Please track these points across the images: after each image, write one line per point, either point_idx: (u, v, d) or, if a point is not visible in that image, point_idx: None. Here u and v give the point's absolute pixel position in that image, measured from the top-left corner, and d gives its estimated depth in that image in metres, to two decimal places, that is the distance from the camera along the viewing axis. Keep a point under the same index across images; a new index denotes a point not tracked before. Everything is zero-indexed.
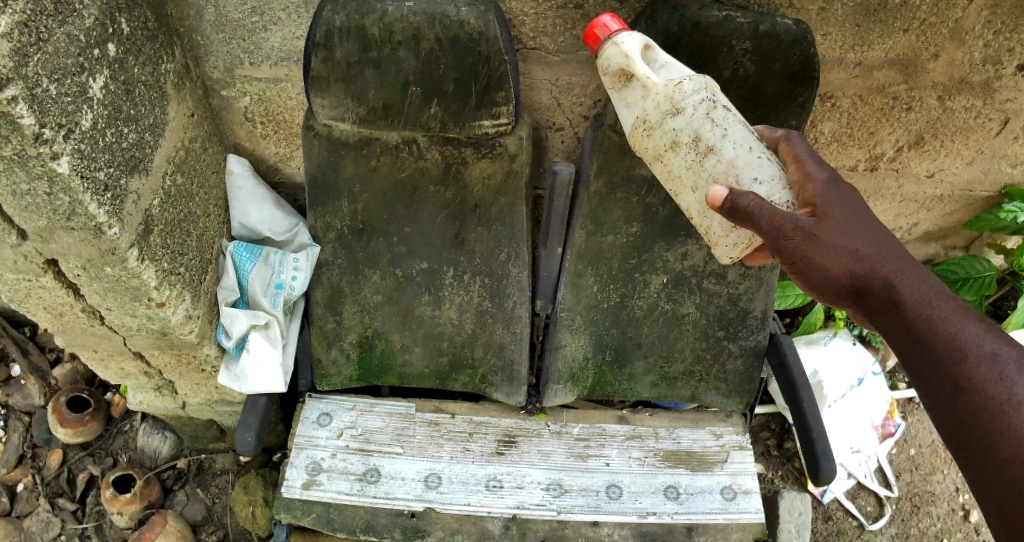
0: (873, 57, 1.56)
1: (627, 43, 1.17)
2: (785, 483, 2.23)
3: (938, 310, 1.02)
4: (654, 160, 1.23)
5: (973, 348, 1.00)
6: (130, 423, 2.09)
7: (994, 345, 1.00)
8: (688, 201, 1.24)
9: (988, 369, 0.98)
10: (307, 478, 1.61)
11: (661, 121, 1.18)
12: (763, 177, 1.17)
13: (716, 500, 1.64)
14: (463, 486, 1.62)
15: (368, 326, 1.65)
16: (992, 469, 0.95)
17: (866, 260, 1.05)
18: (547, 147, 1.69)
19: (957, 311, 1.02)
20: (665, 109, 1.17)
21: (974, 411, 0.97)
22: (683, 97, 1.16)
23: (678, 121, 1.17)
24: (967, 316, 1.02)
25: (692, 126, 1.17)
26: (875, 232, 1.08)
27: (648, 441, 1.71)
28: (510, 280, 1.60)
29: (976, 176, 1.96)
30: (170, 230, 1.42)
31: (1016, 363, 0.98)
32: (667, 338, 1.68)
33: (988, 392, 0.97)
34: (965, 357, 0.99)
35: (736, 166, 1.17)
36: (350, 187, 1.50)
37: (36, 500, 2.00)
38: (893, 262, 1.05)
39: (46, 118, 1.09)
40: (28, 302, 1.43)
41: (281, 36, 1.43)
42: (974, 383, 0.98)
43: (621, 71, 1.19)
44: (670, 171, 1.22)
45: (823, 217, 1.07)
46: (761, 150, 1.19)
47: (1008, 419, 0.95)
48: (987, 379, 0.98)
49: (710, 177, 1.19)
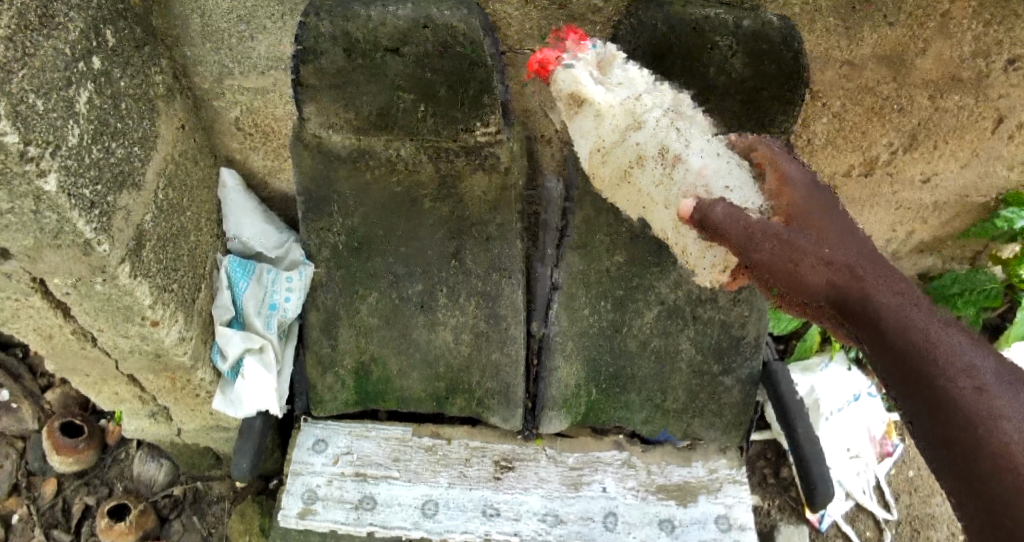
0: (862, 55, 1.56)
1: (577, 71, 1.32)
2: (782, 515, 2.19)
3: (916, 320, 0.90)
4: (625, 178, 1.32)
5: (953, 359, 0.88)
6: (125, 450, 2.03)
7: (975, 356, 0.88)
8: (661, 217, 1.31)
9: (973, 382, 0.86)
10: (303, 507, 1.58)
11: (625, 137, 1.26)
12: (734, 185, 1.12)
13: (710, 531, 1.60)
14: (460, 512, 1.59)
15: (363, 350, 1.62)
16: (981, 489, 0.83)
17: (838, 267, 0.95)
18: (538, 158, 1.63)
19: (936, 321, 0.91)
20: (626, 123, 1.25)
21: (959, 427, 0.85)
22: (642, 111, 1.24)
23: (642, 134, 1.24)
24: (946, 325, 0.91)
25: (654, 138, 1.23)
26: (847, 237, 0.98)
27: (641, 473, 1.67)
28: (504, 300, 1.57)
29: (971, 181, 1.95)
30: (163, 245, 1.40)
31: (997, 373, 0.87)
32: (659, 376, 1.65)
33: (973, 409, 0.85)
34: (947, 371, 0.87)
35: (706, 175, 1.17)
36: (343, 200, 1.48)
37: (31, 531, 1.96)
38: (869, 272, 0.95)
39: (31, 135, 1.07)
40: (16, 323, 1.40)
41: (267, 43, 1.42)
42: (964, 398, 0.86)
43: (571, 94, 1.32)
44: (642, 188, 1.30)
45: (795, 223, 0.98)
46: (731, 158, 1.17)
47: (992, 436, 0.83)
48: (975, 394, 0.85)
49: (680, 189, 1.21)
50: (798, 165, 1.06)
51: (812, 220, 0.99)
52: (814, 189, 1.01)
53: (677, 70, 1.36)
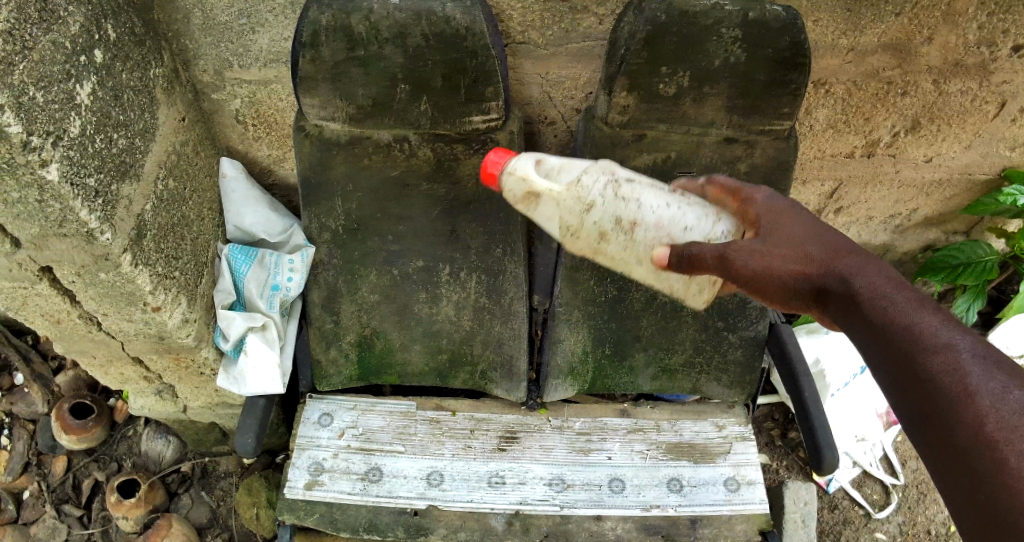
0: (866, 42, 1.56)
1: (520, 169, 1.20)
2: (790, 473, 2.11)
3: (893, 302, 0.96)
4: (596, 256, 1.24)
5: (933, 336, 0.92)
6: (134, 428, 2.10)
7: (957, 335, 0.92)
8: (641, 274, 1.24)
9: (946, 360, 0.90)
10: (310, 479, 1.56)
11: (581, 220, 1.19)
12: (692, 223, 1.18)
13: (720, 492, 1.58)
14: (465, 483, 1.57)
15: (365, 325, 1.63)
16: (956, 457, 0.87)
17: (812, 262, 1.03)
18: (539, 142, 1.69)
19: (910, 302, 0.96)
20: (579, 209, 1.18)
21: (931, 396, 0.90)
22: (587, 193, 1.18)
23: (596, 214, 1.18)
24: (930, 309, 0.95)
25: (609, 211, 1.18)
26: (812, 237, 1.05)
27: (650, 434, 1.66)
28: (506, 276, 1.59)
29: (974, 160, 1.87)
30: (164, 235, 1.42)
31: (974, 351, 0.90)
32: (667, 329, 1.65)
33: (947, 385, 0.89)
34: (926, 348, 0.92)
35: (664, 225, 1.17)
36: (342, 187, 1.50)
37: (42, 507, 2.02)
38: (848, 259, 1.02)
39: (33, 126, 1.09)
40: (25, 310, 1.44)
41: (269, 37, 1.47)
42: (934, 355, 0.91)
43: (525, 194, 1.21)
44: (612, 259, 1.23)
45: (768, 233, 1.06)
46: (676, 200, 1.20)
47: (971, 407, 0.86)
48: (944, 368, 0.90)
49: (649, 247, 1.18)
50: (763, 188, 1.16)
51: (783, 229, 1.06)
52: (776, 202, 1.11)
53: (673, 60, 1.33)
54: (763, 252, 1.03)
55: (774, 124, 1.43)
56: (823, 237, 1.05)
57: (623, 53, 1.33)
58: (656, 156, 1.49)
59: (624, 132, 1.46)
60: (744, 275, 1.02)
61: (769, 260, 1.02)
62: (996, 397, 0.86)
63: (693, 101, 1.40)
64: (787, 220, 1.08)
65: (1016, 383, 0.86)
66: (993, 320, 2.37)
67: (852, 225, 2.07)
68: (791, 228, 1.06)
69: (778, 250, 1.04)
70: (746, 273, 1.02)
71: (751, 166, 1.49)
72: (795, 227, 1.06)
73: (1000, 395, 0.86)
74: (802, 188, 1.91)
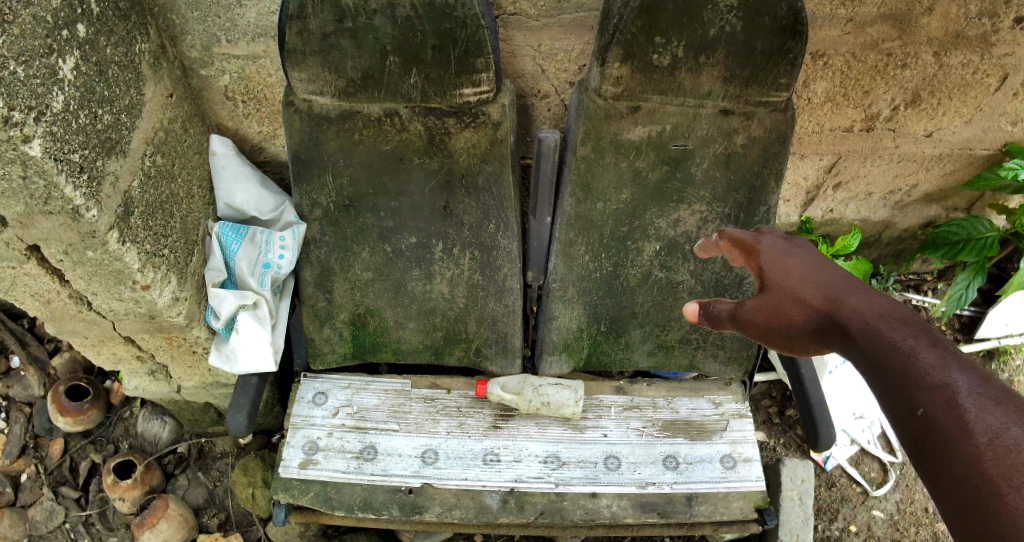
0: (865, 12, 1.53)
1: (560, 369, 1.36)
2: (787, 451, 2.11)
3: (891, 337, 0.93)
4: None
5: (928, 373, 0.89)
6: (130, 409, 2.11)
7: (956, 373, 0.88)
8: None
9: (943, 397, 0.86)
10: (304, 457, 1.55)
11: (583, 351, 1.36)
12: None
13: (716, 469, 1.57)
14: (460, 461, 1.56)
15: (359, 303, 1.62)
16: (951, 493, 0.82)
17: (815, 302, 1.01)
18: (533, 116, 1.67)
19: (909, 337, 0.93)
20: None
21: (927, 431, 0.86)
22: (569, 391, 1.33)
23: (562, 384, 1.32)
24: (927, 342, 0.92)
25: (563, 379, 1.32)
26: (816, 277, 1.03)
27: (646, 411, 1.64)
28: (500, 252, 1.58)
29: (976, 135, 1.85)
30: (151, 213, 1.40)
31: (972, 388, 0.86)
32: (662, 305, 1.65)
33: (943, 422, 0.85)
34: (922, 386, 0.88)
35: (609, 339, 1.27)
36: (333, 162, 1.48)
37: (39, 490, 2.02)
38: (851, 295, 1.00)
39: (14, 101, 1.07)
40: (14, 291, 1.42)
41: (256, 11, 1.45)
42: (932, 392, 0.87)
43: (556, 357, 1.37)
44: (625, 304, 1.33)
45: (772, 278, 1.06)
46: None
47: (967, 442, 0.82)
48: (939, 404, 0.86)
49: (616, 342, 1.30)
50: (773, 231, 1.14)
51: (783, 271, 1.06)
52: (785, 242, 1.10)
53: (668, 30, 1.31)
54: (763, 298, 1.05)
55: (771, 96, 1.40)
56: (823, 270, 1.04)
57: (616, 22, 1.30)
58: (651, 129, 1.47)
59: (619, 104, 1.44)
60: (752, 325, 1.06)
61: (771, 303, 1.04)
62: (993, 431, 0.82)
63: (688, 72, 1.37)
64: (787, 258, 1.07)
65: (1015, 419, 0.82)
66: (994, 297, 2.36)
67: (851, 202, 2.05)
68: (789, 266, 1.06)
69: (777, 293, 1.05)
70: (755, 322, 1.05)
71: (748, 139, 1.47)
72: (793, 264, 1.06)
73: (998, 431, 0.82)
74: (801, 163, 1.89)
